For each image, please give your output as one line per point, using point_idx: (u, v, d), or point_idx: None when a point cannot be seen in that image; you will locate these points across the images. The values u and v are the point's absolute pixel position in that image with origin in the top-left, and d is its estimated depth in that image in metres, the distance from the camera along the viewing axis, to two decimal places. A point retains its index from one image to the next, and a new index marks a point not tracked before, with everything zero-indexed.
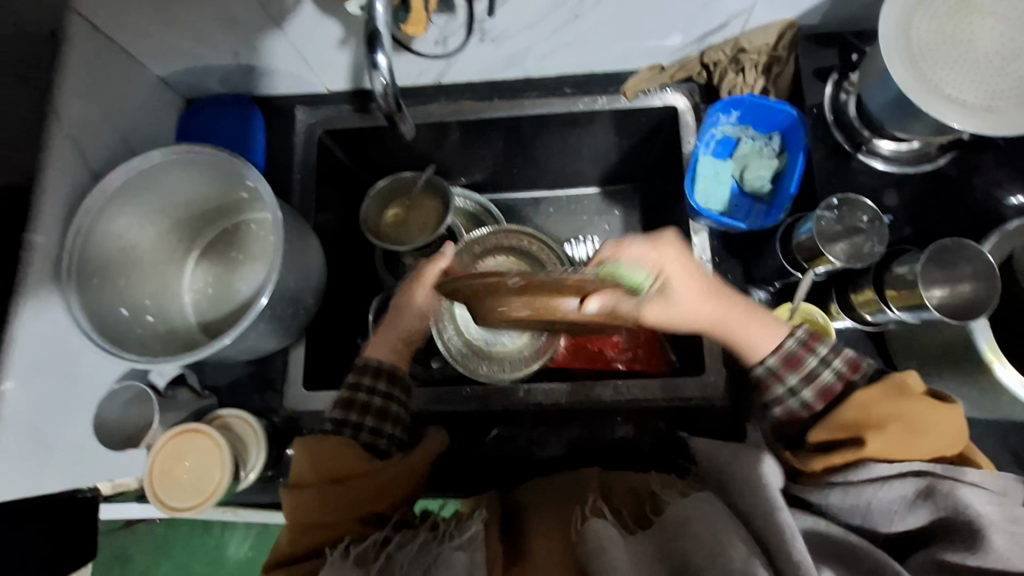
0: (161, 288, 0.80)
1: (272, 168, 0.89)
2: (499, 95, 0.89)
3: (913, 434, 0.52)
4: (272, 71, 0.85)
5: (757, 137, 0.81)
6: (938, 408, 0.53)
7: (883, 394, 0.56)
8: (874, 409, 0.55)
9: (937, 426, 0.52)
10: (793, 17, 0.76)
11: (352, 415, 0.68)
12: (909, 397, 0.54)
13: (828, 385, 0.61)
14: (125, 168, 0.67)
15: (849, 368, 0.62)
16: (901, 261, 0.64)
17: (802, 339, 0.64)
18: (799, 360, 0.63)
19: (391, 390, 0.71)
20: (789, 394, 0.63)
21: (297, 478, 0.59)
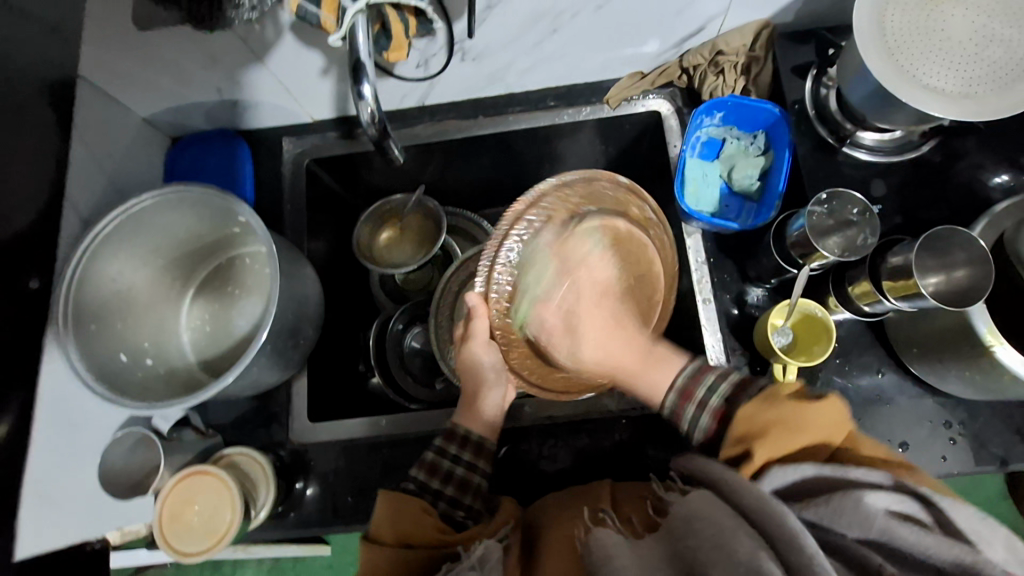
0: (158, 329, 0.79)
1: (261, 200, 0.89)
2: (484, 113, 0.90)
3: (795, 437, 0.53)
4: (256, 105, 0.85)
5: (742, 136, 0.81)
6: (809, 404, 0.53)
7: (760, 403, 0.56)
8: (753, 420, 0.55)
9: (812, 422, 0.53)
10: (767, 17, 0.78)
11: (436, 482, 0.67)
12: (778, 402, 0.55)
13: (717, 408, 0.60)
14: (116, 212, 0.67)
15: (735, 388, 0.60)
16: (896, 252, 0.64)
17: (691, 371, 0.63)
18: (691, 390, 0.62)
19: (476, 460, 0.69)
20: (693, 424, 0.61)
21: (375, 533, 0.60)
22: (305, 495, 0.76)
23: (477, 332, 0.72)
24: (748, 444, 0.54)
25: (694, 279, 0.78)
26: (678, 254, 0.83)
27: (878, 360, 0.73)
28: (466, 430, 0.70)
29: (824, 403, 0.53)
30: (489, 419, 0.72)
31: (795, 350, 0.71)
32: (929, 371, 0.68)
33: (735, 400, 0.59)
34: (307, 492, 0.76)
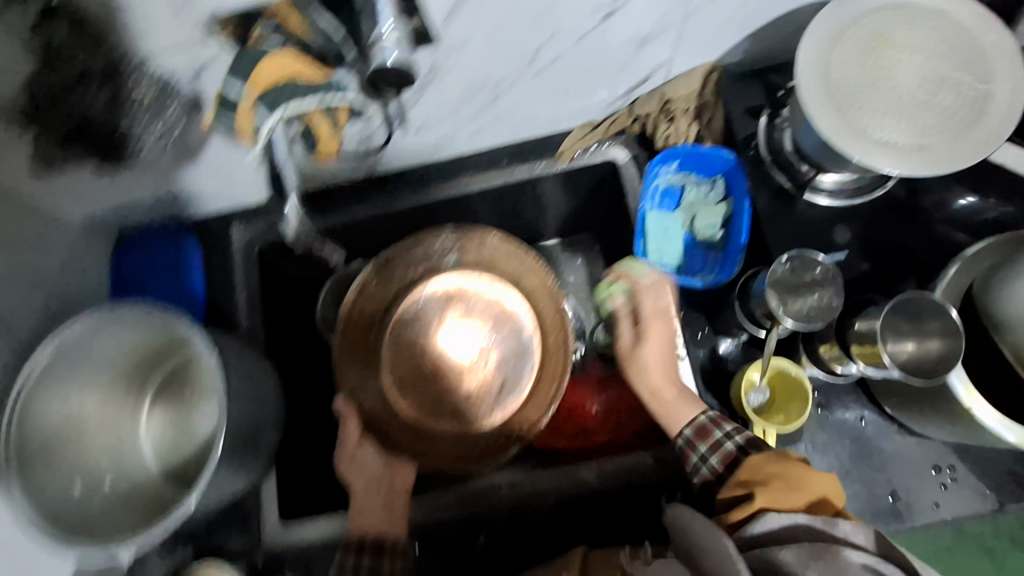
0: (117, 443, 0.76)
1: (214, 292, 0.85)
2: (436, 178, 0.87)
3: (796, 494, 0.56)
4: (197, 195, 0.82)
5: (700, 183, 0.79)
6: (810, 468, 0.58)
7: (767, 457, 0.60)
8: (760, 469, 0.59)
9: (814, 481, 0.57)
10: (714, 60, 0.75)
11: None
12: (788, 459, 0.59)
13: (730, 451, 0.63)
14: (49, 344, 0.64)
15: (747, 442, 0.63)
16: (863, 317, 0.64)
17: (711, 414, 0.67)
18: (709, 431, 0.65)
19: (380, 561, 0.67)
20: (701, 463, 0.64)
21: None
22: None
23: (348, 438, 0.75)
24: (751, 488, 0.58)
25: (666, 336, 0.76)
26: None
27: None
28: (364, 529, 0.68)
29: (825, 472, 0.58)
30: (381, 509, 0.70)
31: (772, 409, 0.70)
32: (909, 416, 0.69)
33: (747, 450, 0.62)
34: None
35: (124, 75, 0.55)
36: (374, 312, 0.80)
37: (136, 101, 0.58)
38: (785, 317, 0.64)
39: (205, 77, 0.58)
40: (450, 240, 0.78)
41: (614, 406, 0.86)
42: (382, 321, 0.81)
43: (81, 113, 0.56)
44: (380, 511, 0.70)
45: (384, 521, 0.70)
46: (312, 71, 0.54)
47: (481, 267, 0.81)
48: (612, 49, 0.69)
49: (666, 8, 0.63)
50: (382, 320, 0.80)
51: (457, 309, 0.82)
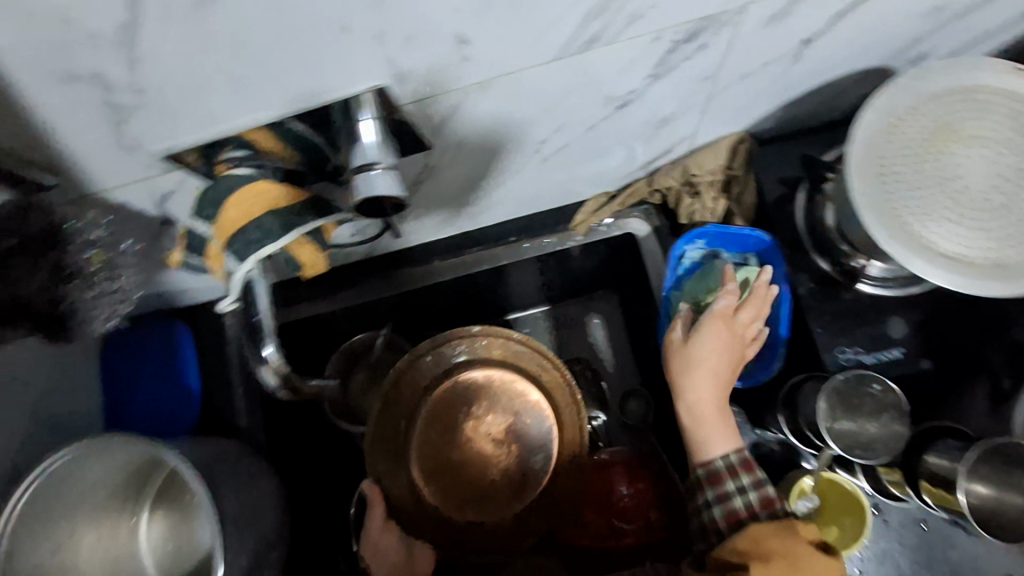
0: (114, 563, 0.72)
1: (210, 386, 0.80)
2: (439, 254, 0.80)
3: (797, 575, 0.47)
4: (185, 289, 0.76)
5: (731, 260, 0.71)
6: (825, 554, 0.48)
7: (772, 529, 0.51)
8: (764, 542, 0.50)
9: (820, 573, 0.48)
10: (742, 128, 0.67)
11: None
12: (794, 535, 0.50)
13: (736, 508, 0.56)
14: (25, 487, 0.60)
15: (761, 503, 0.56)
16: (935, 451, 0.58)
17: (730, 461, 0.58)
18: (720, 477, 0.57)
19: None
20: (706, 509, 0.58)
21: None
22: None
23: (373, 523, 0.67)
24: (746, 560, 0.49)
25: None
26: None
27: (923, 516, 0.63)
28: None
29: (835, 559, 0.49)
30: None
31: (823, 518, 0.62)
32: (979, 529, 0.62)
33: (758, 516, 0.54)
34: None
35: (67, 243, 0.45)
36: (406, 404, 0.72)
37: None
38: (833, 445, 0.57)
39: (171, 205, 0.52)
40: (478, 342, 0.72)
41: (645, 498, 0.78)
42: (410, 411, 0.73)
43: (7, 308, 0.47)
44: None
45: None
46: (284, 193, 0.49)
47: (503, 365, 0.73)
48: (626, 132, 0.61)
49: (688, 94, 0.56)
50: (412, 412, 0.72)
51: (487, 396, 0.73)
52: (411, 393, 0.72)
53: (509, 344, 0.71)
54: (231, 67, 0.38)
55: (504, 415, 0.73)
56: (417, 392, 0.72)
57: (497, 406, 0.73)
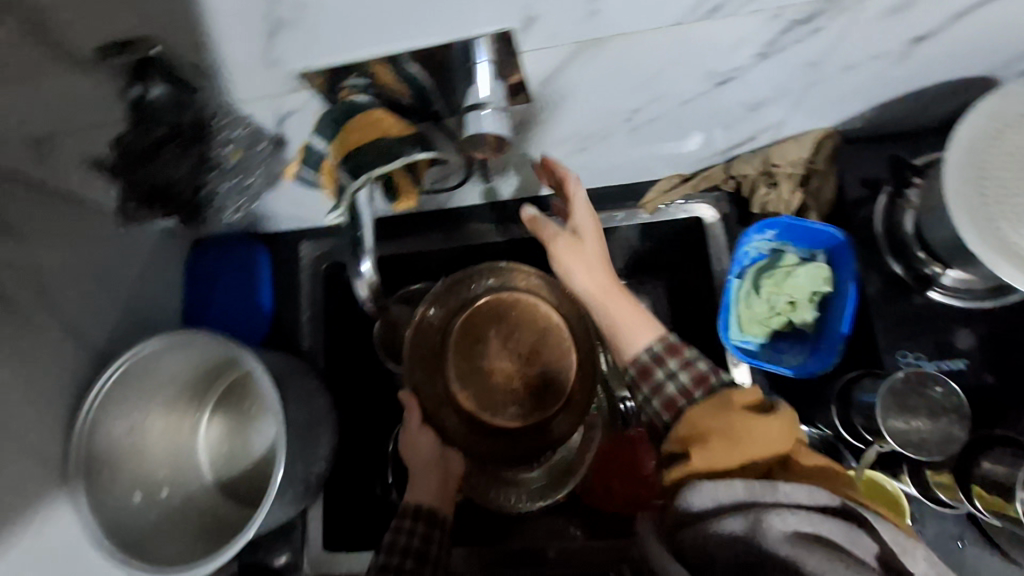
0: (177, 455, 0.78)
1: (281, 308, 0.86)
2: (510, 216, 0.83)
3: (738, 455, 0.49)
4: (273, 215, 0.81)
5: (799, 254, 0.73)
6: (755, 418, 0.50)
7: (710, 408, 0.53)
8: (700, 425, 0.52)
9: (755, 435, 0.49)
10: (830, 126, 0.68)
11: (395, 560, 0.61)
12: (729, 411, 0.51)
13: (671, 396, 0.57)
14: (122, 360, 0.66)
15: (694, 381, 0.57)
16: (990, 458, 0.60)
17: (655, 352, 0.60)
18: (649, 369, 0.60)
19: (431, 532, 0.64)
20: (645, 402, 0.60)
21: None
22: None
23: (409, 429, 0.72)
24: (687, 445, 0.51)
25: None
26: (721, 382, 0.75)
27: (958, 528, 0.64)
28: (417, 503, 0.66)
29: (770, 420, 0.50)
30: (432, 483, 0.68)
31: None
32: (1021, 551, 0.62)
33: (691, 398, 0.56)
34: None
35: (212, 134, 0.55)
36: (442, 318, 0.79)
37: (218, 164, 0.59)
38: (889, 439, 0.60)
39: (287, 124, 0.56)
40: (511, 272, 0.80)
41: None
42: (445, 324, 0.79)
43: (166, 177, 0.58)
44: (432, 486, 0.68)
45: (437, 495, 0.68)
46: (398, 126, 0.52)
47: (528, 293, 0.81)
48: (719, 112, 0.63)
49: (789, 79, 0.57)
50: (446, 327, 0.80)
51: (512, 316, 0.81)
52: (447, 310, 0.79)
53: (534, 276, 0.80)
54: (416, 9, 0.43)
55: (528, 334, 0.80)
56: (451, 312, 0.80)
57: (523, 326, 0.81)
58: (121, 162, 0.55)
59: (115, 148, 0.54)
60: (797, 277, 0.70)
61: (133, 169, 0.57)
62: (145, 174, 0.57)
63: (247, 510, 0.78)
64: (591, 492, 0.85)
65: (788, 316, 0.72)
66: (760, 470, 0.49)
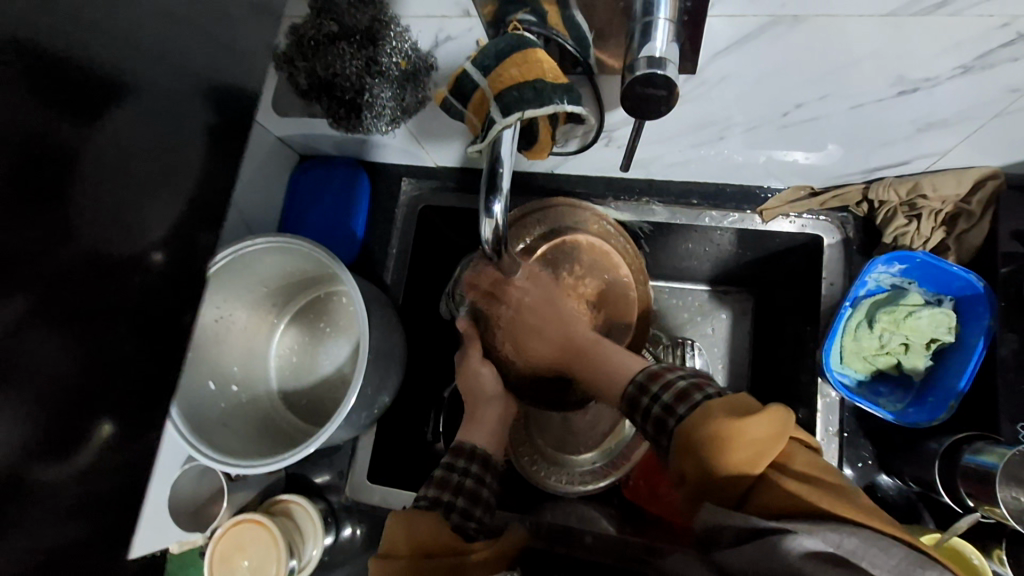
0: (250, 355, 0.80)
1: (371, 238, 0.86)
2: (616, 193, 0.79)
3: (727, 460, 0.46)
4: (384, 144, 0.80)
5: (925, 295, 0.68)
6: (743, 416, 0.47)
7: (696, 417, 0.50)
8: (691, 434, 0.49)
9: (742, 440, 0.46)
10: (998, 167, 0.63)
11: (447, 495, 0.63)
12: (716, 413, 0.48)
13: (658, 420, 0.55)
14: (227, 252, 0.68)
15: (675, 398, 0.54)
16: None
17: (639, 383, 0.58)
18: (639, 400, 0.58)
19: (483, 475, 0.68)
20: (647, 424, 0.56)
21: (390, 548, 0.56)
22: (354, 539, 0.79)
23: (469, 360, 0.71)
24: (688, 462, 0.49)
25: (818, 449, 0.68)
26: (805, 411, 0.71)
27: None
28: (473, 443, 0.70)
29: (757, 417, 0.46)
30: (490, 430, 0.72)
31: None
32: None
33: (675, 413, 0.53)
34: (355, 533, 0.79)
35: (381, 41, 0.55)
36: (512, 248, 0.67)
37: (386, 73, 0.56)
38: (1008, 514, 0.57)
39: (442, 51, 0.57)
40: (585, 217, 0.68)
41: None
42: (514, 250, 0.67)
43: (333, 70, 0.56)
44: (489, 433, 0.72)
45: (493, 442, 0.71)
46: (556, 72, 0.50)
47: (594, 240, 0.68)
48: (885, 126, 0.58)
49: (981, 101, 0.52)
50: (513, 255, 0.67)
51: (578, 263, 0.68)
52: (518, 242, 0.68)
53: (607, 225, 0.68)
54: None
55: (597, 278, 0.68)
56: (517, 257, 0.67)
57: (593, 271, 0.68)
58: (289, 49, 0.57)
59: (291, 37, 0.57)
60: (916, 317, 0.65)
61: (298, 57, 0.57)
62: (308, 67, 0.57)
63: (305, 424, 0.80)
64: (632, 486, 0.84)
65: (898, 357, 0.67)
66: (755, 473, 0.46)
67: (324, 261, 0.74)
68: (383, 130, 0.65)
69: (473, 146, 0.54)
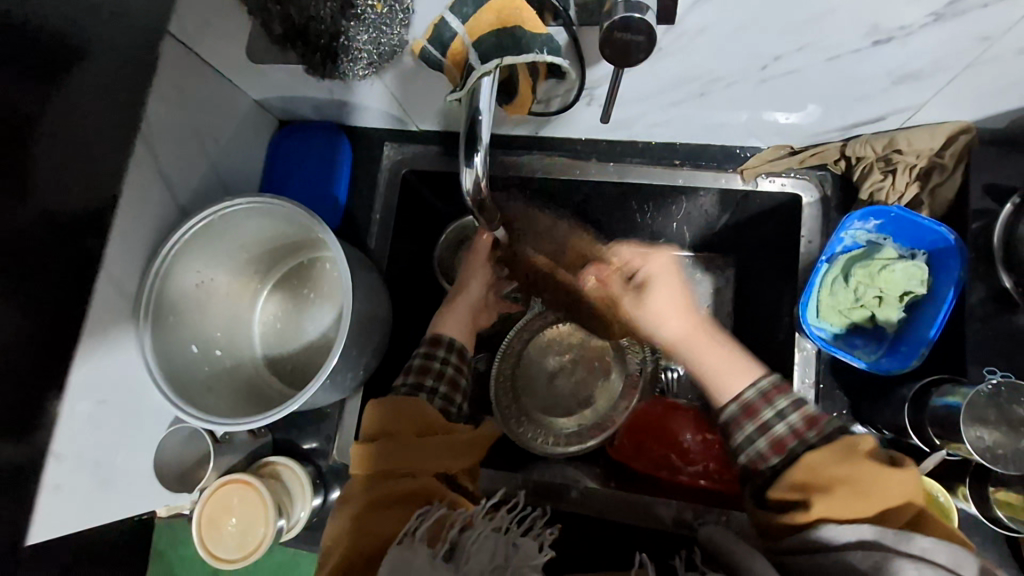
0: (234, 321, 0.80)
1: (354, 204, 0.86)
2: (600, 156, 0.79)
3: (866, 503, 0.44)
4: (365, 108, 0.79)
5: (899, 250, 0.69)
6: (890, 468, 0.45)
7: (833, 453, 0.47)
8: (825, 471, 0.46)
9: (888, 487, 0.44)
10: (971, 120, 0.64)
11: (429, 381, 0.67)
12: (858, 457, 0.46)
13: (780, 436, 0.52)
14: (207, 213, 0.67)
15: (804, 422, 0.52)
16: None
17: (760, 389, 0.56)
18: (755, 409, 0.55)
19: (461, 363, 0.72)
20: (749, 445, 0.54)
21: (379, 431, 0.56)
22: None
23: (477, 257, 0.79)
24: (808, 494, 0.46)
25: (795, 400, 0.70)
26: (782, 366, 0.74)
27: (998, 560, 0.63)
28: (450, 336, 0.73)
29: (902, 472, 0.45)
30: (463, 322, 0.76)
31: None
32: None
33: (804, 439, 0.50)
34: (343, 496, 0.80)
35: None
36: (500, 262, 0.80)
37: (361, 17, 0.55)
38: (972, 450, 0.58)
39: None
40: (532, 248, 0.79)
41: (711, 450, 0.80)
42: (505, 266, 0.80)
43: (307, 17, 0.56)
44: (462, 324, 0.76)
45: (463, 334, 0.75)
46: (536, 21, 0.49)
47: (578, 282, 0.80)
48: (862, 78, 0.58)
49: (956, 51, 0.53)
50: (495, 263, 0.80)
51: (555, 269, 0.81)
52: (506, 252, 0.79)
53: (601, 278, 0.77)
54: None
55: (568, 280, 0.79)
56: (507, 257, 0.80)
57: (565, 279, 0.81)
58: None
59: None
60: (891, 267, 0.66)
61: (271, 5, 0.56)
62: (281, 13, 0.57)
63: (291, 388, 0.80)
64: (617, 446, 0.82)
65: (872, 310, 0.69)
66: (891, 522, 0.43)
67: (304, 222, 0.73)
68: (360, 74, 0.65)
69: (453, 94, 0.55)
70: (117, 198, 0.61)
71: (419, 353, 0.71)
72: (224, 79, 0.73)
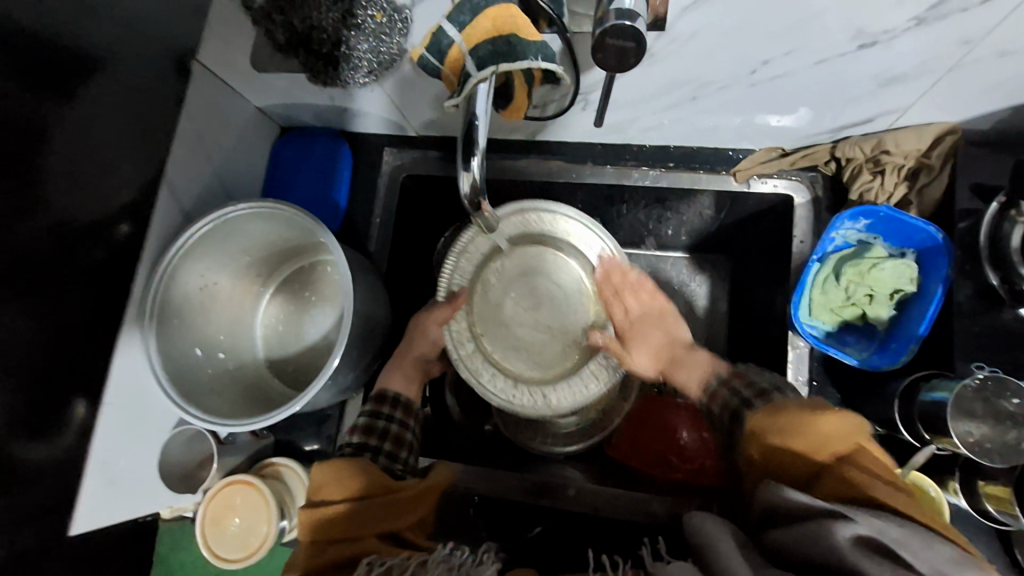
0: (236, 324, 0.81)
1: (353, 208, 0.87)
2: (595, 160, 0.80)
3: (804, 450, 0.50)
4: (364, 114, 0.80)
5: (889, 250, 0.71)
6: (817, 415, 0.51)
7: (766, 414, 0.55)
8: (765, 426, 0.54)
9: (822, 430, 0.50)
10: (957, 121, 0.65)
11: (374, 440, 0.69)
12: (787, 412, 0.53)
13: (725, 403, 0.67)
14: (211, 219, 0.68)
15: (755, 394, 0.63)
16: None
17: (721, 377, 0.70)
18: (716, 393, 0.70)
19: (406, 419, 0.74)
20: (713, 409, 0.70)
21: (322, 498, 0.57)
22: None
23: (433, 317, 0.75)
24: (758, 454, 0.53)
25: None
26: (776, 364, 0.75)
27: (988, 552, 0.65)
28: (395, 392, 0.75)
29: (833, 415, 0.50)
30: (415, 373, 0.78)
31: None
32: None
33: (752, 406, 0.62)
34: None
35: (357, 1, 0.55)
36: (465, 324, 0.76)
37: (361, 26, 0.57)
38: (959, 444, 0.60)
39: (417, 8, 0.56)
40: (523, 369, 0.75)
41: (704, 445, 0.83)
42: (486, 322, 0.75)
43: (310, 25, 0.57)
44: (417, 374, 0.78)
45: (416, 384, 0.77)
46: (531, 30, 0.51)
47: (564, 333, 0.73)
48: (849, 81, 0.60)
49: (938, 55, 0.54)
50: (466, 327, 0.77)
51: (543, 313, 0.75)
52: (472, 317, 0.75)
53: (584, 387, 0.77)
54: None
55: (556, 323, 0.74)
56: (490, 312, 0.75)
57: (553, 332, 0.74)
58: (265, 4, 0.58)
59: None
60: (880, 267, 0.68)
61: (274, 13, 0.58)
62: (283, 21, 0.58)
63: (293, 390, 0.82)
64: (615, 446, 0.85)
65: (863, 308, 0.70)
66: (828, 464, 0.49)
67: (306, 225, 0.74)
68: (360, 82, 0.67)
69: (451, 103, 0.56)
70: (123, 203, 0.63)
71: (367, 411, 0.73)
72: (227, 87, 0.75)
